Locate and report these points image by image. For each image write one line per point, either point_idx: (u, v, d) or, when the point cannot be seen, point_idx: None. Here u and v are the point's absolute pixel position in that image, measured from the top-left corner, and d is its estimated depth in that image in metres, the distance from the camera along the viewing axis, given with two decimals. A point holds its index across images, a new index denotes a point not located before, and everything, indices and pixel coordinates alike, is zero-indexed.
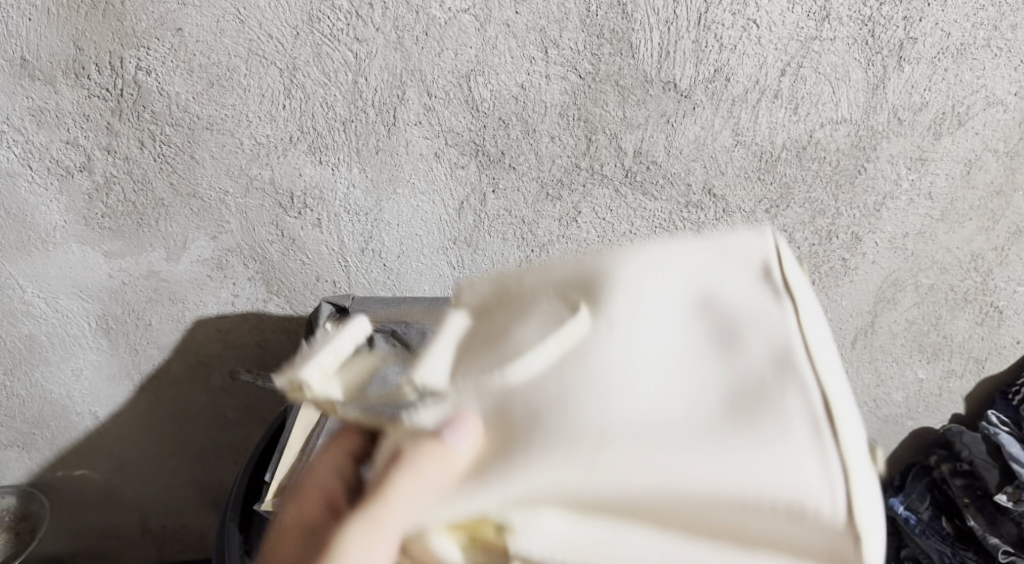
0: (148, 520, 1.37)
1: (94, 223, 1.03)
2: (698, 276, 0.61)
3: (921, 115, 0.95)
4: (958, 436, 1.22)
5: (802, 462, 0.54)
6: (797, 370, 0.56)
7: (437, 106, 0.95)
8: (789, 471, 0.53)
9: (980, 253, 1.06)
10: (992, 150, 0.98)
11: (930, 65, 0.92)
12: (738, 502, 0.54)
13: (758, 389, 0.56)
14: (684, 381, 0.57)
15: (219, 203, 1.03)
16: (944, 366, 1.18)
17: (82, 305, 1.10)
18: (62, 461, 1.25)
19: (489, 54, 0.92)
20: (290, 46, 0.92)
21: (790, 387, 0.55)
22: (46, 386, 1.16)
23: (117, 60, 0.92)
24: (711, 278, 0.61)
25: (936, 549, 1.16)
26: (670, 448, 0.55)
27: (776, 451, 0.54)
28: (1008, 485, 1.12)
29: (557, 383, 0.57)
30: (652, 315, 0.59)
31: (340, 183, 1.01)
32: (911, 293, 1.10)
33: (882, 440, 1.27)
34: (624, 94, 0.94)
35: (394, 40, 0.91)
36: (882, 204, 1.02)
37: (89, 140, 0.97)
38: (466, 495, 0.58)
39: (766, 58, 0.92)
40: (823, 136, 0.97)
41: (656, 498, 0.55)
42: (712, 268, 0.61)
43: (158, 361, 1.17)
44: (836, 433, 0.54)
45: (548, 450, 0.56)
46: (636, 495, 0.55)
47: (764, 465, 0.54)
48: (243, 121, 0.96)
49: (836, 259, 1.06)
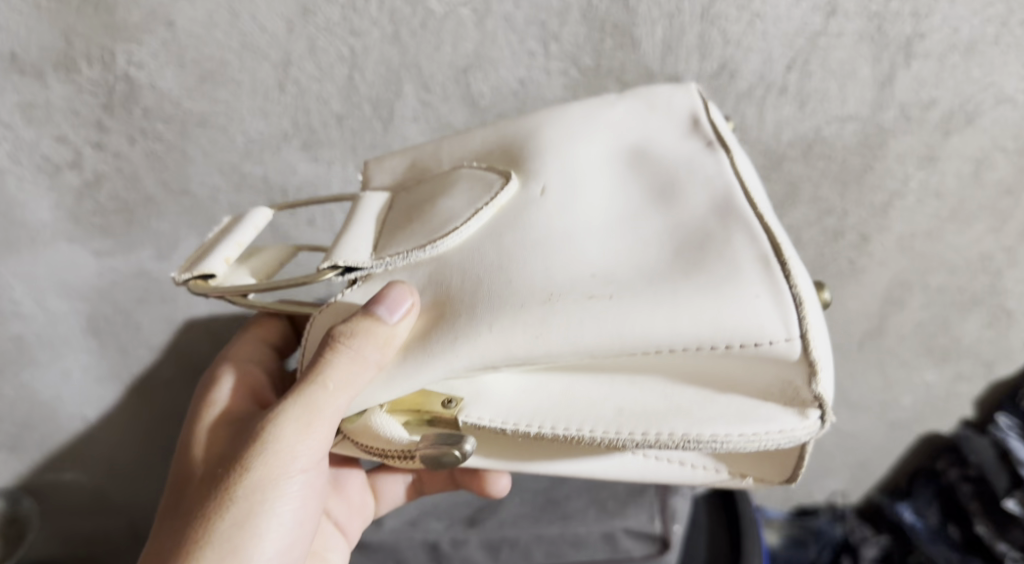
0: (139, 524, 1.34)
1: (84, 221, 1.01)
2: (629, 137, 0.78)
3: (930, 113, 0.93)
4: (966, 441, 1.17)
5: (748, 292, 0.64)
6: (735, 213, 0.68)
7: (434, 102, 0.93)
8: (736, 283, 0.65)
9: (990, 254, 1.03)
10: (1001, 148, 0.95)
11: (939, 61, 0.89)
12: (698, 330, 0.65)
13: (702, 234, 0.68)
14: (635, 232, 0.70)
15: (211, 201, 1.00)
16: (951, 370, 1.14)
17: (71, 305, 1.07)
18: (52, 464, 1.22)
19: (487, 49, 0.90)
20: (285, 40, 0.89)
21: (728, 220, 0.68)
22: (35, 388, 1.14)
23: (107, 54, 0.90)
24: (645, 138, 0.77)
25: (946, 556, 1.18)
26: (629, 301, 0.66)
27: (723, 278, 0.65)
28: (1016, 491, 1.12)
29: (495, 250, 0.71)
30: (600, 170, 0.75)
31: (336, 180, 0.99)
32: (918, 295, 1.07)
33: (891, 445, 1.24)
34: (626, 90, 0.92)
35: (391, 34, 0.89)
36: (890, 203, 1.00)
37: (78, 136, 0.95)
38: (425, 368, 0.70)
39: (772, 53, 0.89)
40: (830, 133, 0.95)
41: (622, 352, 0.66)
42: (642, 125, 0.78)
43: (149, 362, 1.15)
44: (786, 267, 0.65)
45: (499, 314, 0.68)
46: (591, 357, 0.67)
47: (730, 298, 0.64)
48: (235, 116, 0.94)
49: (843, 260, 1.04)
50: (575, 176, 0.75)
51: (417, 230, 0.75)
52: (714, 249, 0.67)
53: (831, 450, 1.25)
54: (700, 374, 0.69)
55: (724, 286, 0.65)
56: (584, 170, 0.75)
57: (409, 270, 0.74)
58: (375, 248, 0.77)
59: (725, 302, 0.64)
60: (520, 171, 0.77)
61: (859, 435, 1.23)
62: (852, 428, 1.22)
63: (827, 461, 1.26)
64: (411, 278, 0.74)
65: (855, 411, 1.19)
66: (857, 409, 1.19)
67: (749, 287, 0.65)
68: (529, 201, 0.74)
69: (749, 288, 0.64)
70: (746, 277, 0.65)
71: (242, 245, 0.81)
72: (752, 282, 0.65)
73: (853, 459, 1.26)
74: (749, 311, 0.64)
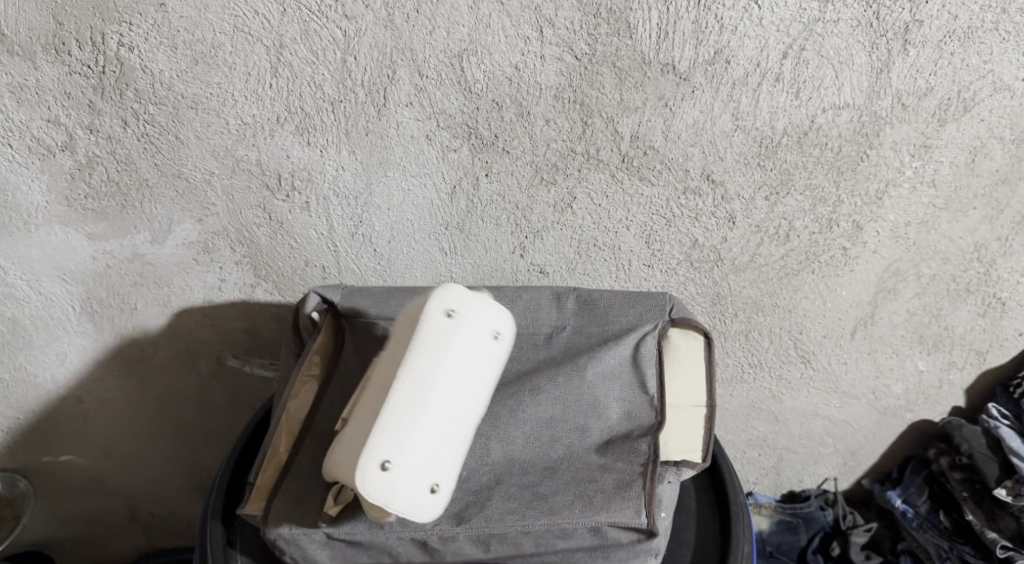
0: (137, 507, 1.35)
1: (76, 204, 1.01)
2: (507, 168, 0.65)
3: (926, 101, 0.93)
4: (957, 429, 1.17)
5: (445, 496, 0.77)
6: None
7: (428, 87, 0.93)
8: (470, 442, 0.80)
9: (984, 243, 1.03)
10: (997, 137, 0.95)
11: (937, 49, 0.89)
12: None
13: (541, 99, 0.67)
14: (386, 445, 0.75)
15: (204, 184, 1.00)
16: (943, 359, 1.14)
17: (66, 288, 1.08)
18: (47, 446, 1.23)
19: (482, 33, 0.89)
20: (277, 22, 0.89)
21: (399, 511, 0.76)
22: (30, 370, 1.14)
23: (97, 35, 0.89)
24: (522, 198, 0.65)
25: (934, 543, 1.15)
26: None
27: (496, 347, 0.82)
28: (1007, 479, 1.11)
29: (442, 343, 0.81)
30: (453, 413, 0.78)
31: (329, 165, 0.98)
32: (911, 283, 1.07)
33: (882, 433, 1.23)
34: (621, 76, 0.92)
35: (385, 18, 0.89)
36: (884, 192, 0.99)
37: (70, 118, 0.94)
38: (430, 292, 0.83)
39: (768, 40, 0.89)
40: (825, 122, 0.94)
41: None
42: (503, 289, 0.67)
43: (144, 347, 1.15)
44: None
45: None
46: None
47: (492, 332, 0.82)
48: (228, 100, 0.94)
49: (836, 248, 1.04)
50: (441, 414, 0.77)
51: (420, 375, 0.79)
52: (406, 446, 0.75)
53: (823, 438, 1.25)
54: (471, 359, 0.80)
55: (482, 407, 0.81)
56: (456, 413, 0.78)
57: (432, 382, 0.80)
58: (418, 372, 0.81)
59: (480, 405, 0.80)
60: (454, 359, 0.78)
61: (851, 423, 1.22)
62: (845, 416, 1.22)
63: (820, 449, 1.26)
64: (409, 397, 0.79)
65: (848, 398, 1.19)
66: (850, 397, 1.19)
67: (437, 469, 0.76)
68: (413, 459, 0.75)
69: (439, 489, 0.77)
70: (469, 409, 0.79)
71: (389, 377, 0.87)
72: (455, 449, 0.78)
73: (845, 447, 1.26)
74: (426, 470, 0.75)
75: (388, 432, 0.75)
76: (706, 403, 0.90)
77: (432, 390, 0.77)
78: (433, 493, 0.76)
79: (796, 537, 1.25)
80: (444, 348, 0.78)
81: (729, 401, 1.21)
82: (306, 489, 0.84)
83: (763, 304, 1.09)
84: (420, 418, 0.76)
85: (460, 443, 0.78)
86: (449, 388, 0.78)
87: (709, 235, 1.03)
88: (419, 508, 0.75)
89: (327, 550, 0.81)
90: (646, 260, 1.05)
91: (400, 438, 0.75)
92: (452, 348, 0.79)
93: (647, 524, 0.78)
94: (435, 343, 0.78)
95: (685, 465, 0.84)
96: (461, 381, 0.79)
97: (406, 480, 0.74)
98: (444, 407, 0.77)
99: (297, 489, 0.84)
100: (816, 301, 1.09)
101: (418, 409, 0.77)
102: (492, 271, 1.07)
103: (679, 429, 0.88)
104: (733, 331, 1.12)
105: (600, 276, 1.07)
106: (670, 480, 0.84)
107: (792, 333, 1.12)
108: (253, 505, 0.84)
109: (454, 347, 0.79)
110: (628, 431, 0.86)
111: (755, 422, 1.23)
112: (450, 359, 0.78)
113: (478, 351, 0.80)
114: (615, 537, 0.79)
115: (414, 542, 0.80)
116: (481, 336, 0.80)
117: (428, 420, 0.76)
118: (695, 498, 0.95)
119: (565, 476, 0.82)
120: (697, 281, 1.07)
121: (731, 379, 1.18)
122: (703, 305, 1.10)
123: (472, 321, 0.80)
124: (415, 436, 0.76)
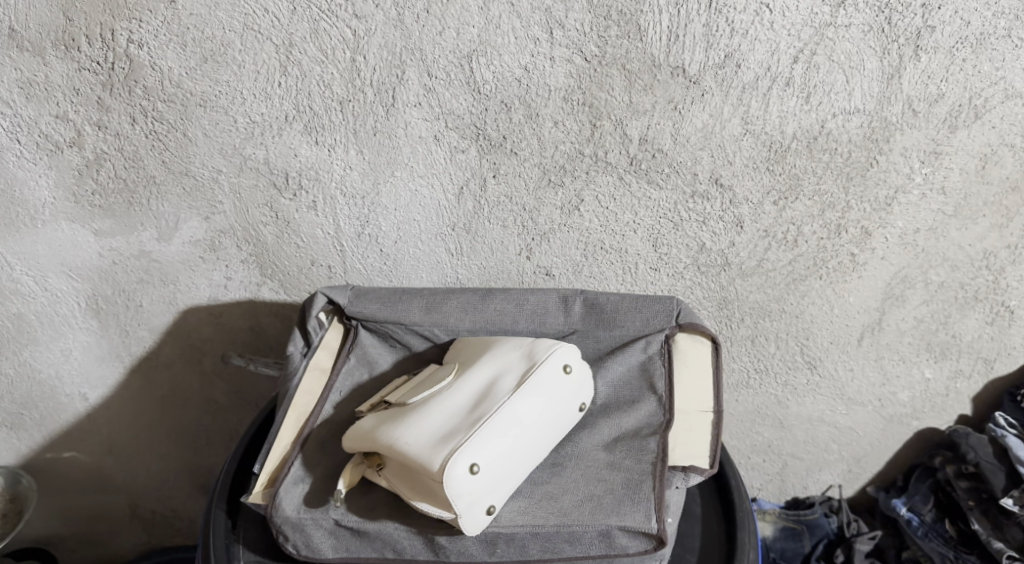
0: (139, 504, 1.34)
1: (83, 201, 1.01)
2: None
3: (937, 107, 0.92)
4: (964, 437, 1.16)
5: (494, 492, 0.77)
6: None
7: (437, 88, 0.93)
8: (531, 448, 0.80)
9: (993, 251, 1.02)
10: (1009, 144, 0.94)
11: (948, 54, 0.89)
12: None
13: None
14: (422, 428, 0.80)
15: (211, 182, 1.00)
16: (951, 367, 1.13)
17: (72, 285, 1.08)
18: (51, 443, 1.23)
19: (492, 34, 0.90)
20: (287, 21, 0.90)
21: (444, 499, 0.76)
22: (35, 364, 1.14)
23: (108, 32, 0.90)
24: None
25: (939, 552, 1.13)
26: None
27: (576, 377, 0.85)
28: (1014, 489, 1.09)
29: (485, 365, 0.85)
30: (502, 412, 0.80)
31: (337, 164, 0.98)
32: (920, 291, 1.06)
33: (888, 440, 1.22)
34: (630, 78, 0.92)
35: (394, 18, 0.89)
36: (894, 198, 0.99)
37: (78, 115, 0.95)
38: None
39: (779, 44, 0.89)
40: (835, 127, 0.94)
41: None
42: None
43: (149, 344, 1.15)
44: None
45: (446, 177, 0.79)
46: None
47: (566, 364, 0.85)
48: (236, 98, 0.94)
49: (845, 255, 1.03)
50: (495, 416, 0.79)
51: (462, 395, 0.83)
52: (445, 435, 0.79)
53: (828, 444, 1.24)
54: (521, 374, 0.83)
55: (547, 420, 0.82)
56: (510, 414, 0.80)
57: (461, 392, 0.83)
58: (452, 384, 0.84)
59: (538, 407, 0.81)
60: (516, 386, 0.82)
61: (856, 429, 1.21)
62: (850, 423, 1.21)
63: (824, 456, 1.25)
64: (446, 407, 0.82)
65: (854, 405, 1.18)
66: (855, 404, 1.18)
67: (475, 447, 0.77)
68: (464, 460, 0.76)
69: (491, 499, 0.77)
70: (519, 407, 0.80)
71: (409, 383, 0.89)
72: (504, 438, 0.79)
73: (850, 454, 1.24)
74: (459, 446, 0.77)
75: (418, 415, 0.81)
76: (714, 409, 0.88)
77: (473, 389, 0.83)
78: (472, 476, 0.76)
79: (800, 544, 1.22)
80: (488, 355, 0.86)
81: (734, 406, 1.20)
82: (315, 475, 0.85)
83: (769, 309, 1.09)
84: (455, 408, 0.81)
85: (512, 438, 0.79)
86: (489, 389, 0.83)
87: (716, 239, 1.02)
88: (454, 486, 0.75)
89: (330, 540, 0.82)
90: (653, 264, 1.04)
91: (433, 419, 0.81)
92: (500, 359, 0.85)
93: (657, 529, 0.77)
94: (481, 354, 0.87)
95: (693, 470, 0.83)
96: (508, 386, 0.82)
97: (438, 455, 0.77)
98: (488, 405, 0.81)
99: (308, 475, 0.85)
100: (822, 307, 1.08)
101: (449, 402, 0.82)
102: (499, 273, 1.06)
103: (689, 432, 0.86)
104: (739, 336, 1.12)
105: (606, 280, 1.06)
106: (678, 486, 0.83)
107: (798, 339, 1.12)
108: (259, 493, 0.85)
109: (500, 357, 0.86)
110: (636, 430, 0.86)
111: (759, 428, 1.23)
112: (495, 364, 0.85)
113: (535, 367, 0.84)
114: (624, 543, 0.78)
115: (421, 537, 0.80)
116: (530, 357, 0.85)
117: (464, 411, 0.81)
118: (701, 503, 0.94)
119: (572, 474, 0.83)
120: (703, 287, 1.07)
121: (736, 384, 1.17)
122: (708, 309, 1.09)
123: (525, 346, 0.86)
124: (445, 421, 0.80)
